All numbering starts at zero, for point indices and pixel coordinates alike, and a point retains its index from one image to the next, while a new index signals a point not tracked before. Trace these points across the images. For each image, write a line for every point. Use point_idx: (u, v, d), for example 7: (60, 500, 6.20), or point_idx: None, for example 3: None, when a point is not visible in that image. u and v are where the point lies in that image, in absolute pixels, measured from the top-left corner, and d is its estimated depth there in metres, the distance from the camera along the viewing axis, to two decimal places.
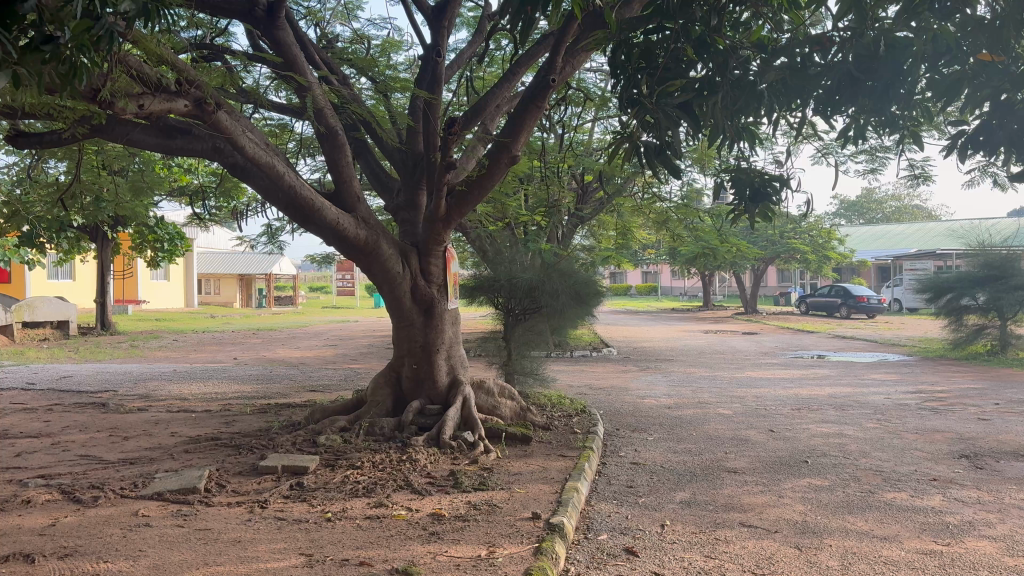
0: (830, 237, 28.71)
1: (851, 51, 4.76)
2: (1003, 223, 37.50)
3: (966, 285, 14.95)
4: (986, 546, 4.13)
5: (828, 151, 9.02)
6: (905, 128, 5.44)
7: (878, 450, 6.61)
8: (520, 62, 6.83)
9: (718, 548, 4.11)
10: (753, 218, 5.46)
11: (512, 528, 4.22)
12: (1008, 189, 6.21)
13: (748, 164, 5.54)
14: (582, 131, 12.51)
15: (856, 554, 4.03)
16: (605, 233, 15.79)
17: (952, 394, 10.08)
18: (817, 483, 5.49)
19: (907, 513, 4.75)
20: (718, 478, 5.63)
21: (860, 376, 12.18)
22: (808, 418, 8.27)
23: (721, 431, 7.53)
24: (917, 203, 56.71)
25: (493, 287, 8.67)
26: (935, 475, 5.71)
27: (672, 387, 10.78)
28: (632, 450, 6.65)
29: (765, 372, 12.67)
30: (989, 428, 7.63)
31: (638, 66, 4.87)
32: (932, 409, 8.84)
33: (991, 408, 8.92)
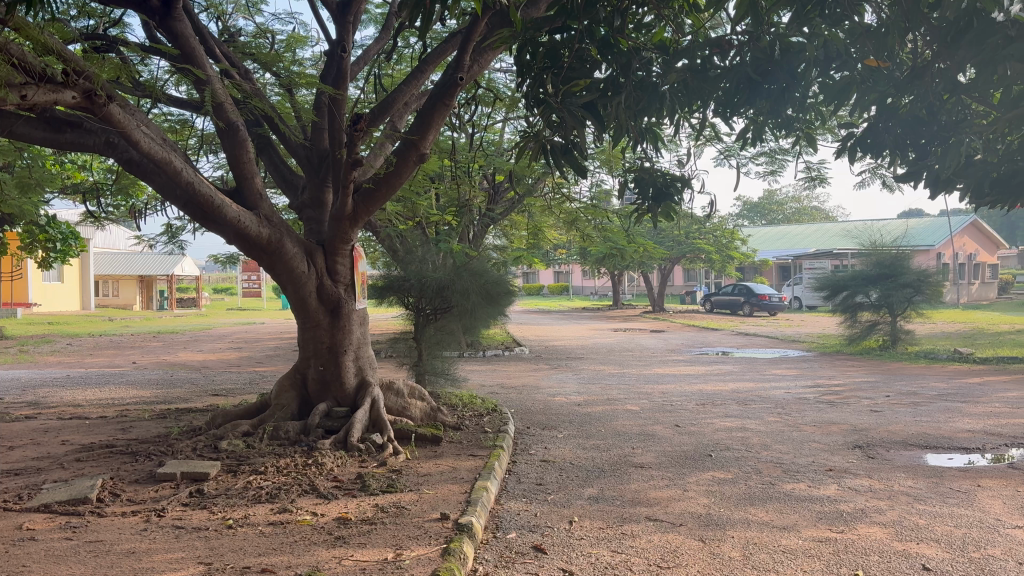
0: (734, 237, 29.55)
1: (748, 53, 4.94)
2: (894, 224, 39.36)
3: (859, 283, 15.58)
4: (877, 532, 4.31)
5: (730, 152, 9.31)
6: (800, 130, 5.68)
7: (778, 443, 6.83)
8: (428, 59, 6.71)
9: (625, 543, 4.16)
10: (656, 217, 5.62)
11: (420, 530, 4.19)
12: (896, 190, 6.59)
13: (651, 164, 5.68)
14: (492, 130, 12.50)
15: (757, 544, 4.14)
16: (517, 233, 15.86)
17: (847, 388, 10.49)
18: (721, 476, 5.63)
19: (805, 503, 4.91)
20: (625, 473, 5.71)
21: (761, 371, 12.57)
22: (712, 413, 8.49)
23: (629, 426, 7.67)
24: (815, 206, 59.24)
25: (403, 287, 8.57)
26: (830, 466, 5.93)
27: (582, 385, 10.88)
28: (542, 447, 6.70)
29: (671, 368, 12.98)
30: (879, 419, 7.98)
31: (543, 66, 4.88)
32: (828, 402, 9.20)
33: (882, 400, 9.33)
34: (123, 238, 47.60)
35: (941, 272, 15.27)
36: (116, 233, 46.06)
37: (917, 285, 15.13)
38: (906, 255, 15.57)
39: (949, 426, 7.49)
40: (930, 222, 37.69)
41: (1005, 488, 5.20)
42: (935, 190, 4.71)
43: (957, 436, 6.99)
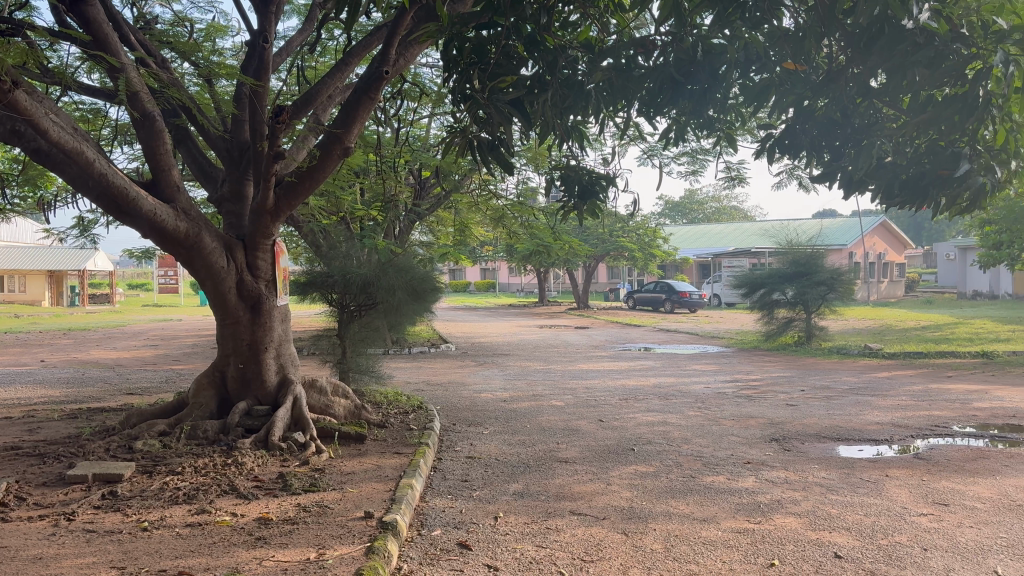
0: (656, 236, 30.10)
1: (671, 54, 5.04)
2: (810, 224, 40.67)
3: (777, 281, 15.98)
4: (792, 522, 4.45)
5: (653, 151, 9.45)
6: (721, 130, 5.81)
7: (698, 436, 6.99)
8: (352, 51, 6.63)
9: (549, 537, 4.20)
10: (582, 214, 5.69)
11: (344, 528, 4.13)
12: (812, 191, 6.99)
13: (577, 162, 5.76)
14: (418, 125, 12.41)
15: (678, 536, 4.22)
16: (443, 230, 15.80)
17: (764, 382, 10.80)
18: (643, 469, 5.72)
19: (724, 495, 5.03)
20: (550, 468, 5.75)
21: (683, 366, 12.84)
22: (635, 408, 8.63)
23: (554, 422, 7.73)
24: (734, 205, 60.87)
25: (326, 283, 8.42)
26: (748, 458, 6.09)
27: (507, 381, 10.92)
28: (467, 444, 6.69)
29: (595, 364, 13.14)
30: (795, 412, 8.24)
31: (470, 62, 4.76)
32: (746, 397, 9.45)
33: (797, 394, 9.64)
34: (31, 231, 45.61)
35: (853, 270, 15.84)
36: (23, 226, 44.14)
37: (830, 283, 15.66)
38: (821, 254, 16.12)
39: (859, 419, 7.77)
40: (842, 223, 39.05)
41: (912, 477, 5.43)
42: (848, 191, 4.88)
43: (867, 429, 7.26)
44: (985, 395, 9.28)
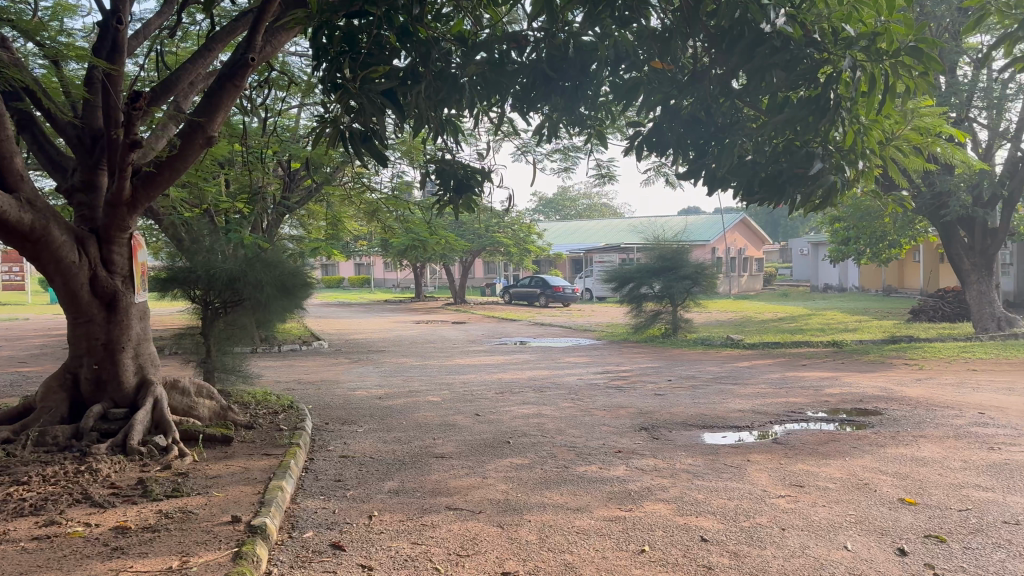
0: (530, 231, 30.51)
1: (544, 50, 5.12)
2: (676, 222, 42.21)
3: (644, 275, 16.53)
4: (661, 508, 4.59)
5: (527, 146, 9.53)
6: (592, 127, 5.97)
7: (572, 427, 7.11)
8: (216, 37, 6.34)
9: (425, 534, 4.16)
10: (457, 208, 5.70)
11: (209, 534, 3.96)
12: (676, 186, 7.45)
13: (452, 156, 5.77)
14: (287, 116, 12.07)
15: (552, 526, 4.28)
16: (314, 224, 15.44)
17: (634, 373, 11.12)
18: (518, 462, 5.77)
19: (596, 484, 5.13)
20: (425, 465, 5.71)
21: (556, 359, 13.04)
22: (510, 401, 8.69)
23: (429, 417, 7.68)
24: (605, 202, 62.44)
25: (188, 279, 8.04)
26: (619, 448, 6.24)
27: (381, 378, 10.78)
28: (341, 443, 6.56)
29: (470, 359, 13.16)
30: (663, 402, 8.52)
31: (340, 50, 4.70)
32: (617, 388, 9.69)
33: (665, 384, 9.98)
34: None
35: (716, 265, 16.53)
36: None
37: (694, 277, 16.29)
38: (686, 249, 16.75)
39: (722, 407, 8.11)
40: (706, 219, 40.70)
41: (771, 461, 5.71)
42: (712, 187, 5.16)
43: (730, 416, 7.59)
44: (835, 381, 9.88)
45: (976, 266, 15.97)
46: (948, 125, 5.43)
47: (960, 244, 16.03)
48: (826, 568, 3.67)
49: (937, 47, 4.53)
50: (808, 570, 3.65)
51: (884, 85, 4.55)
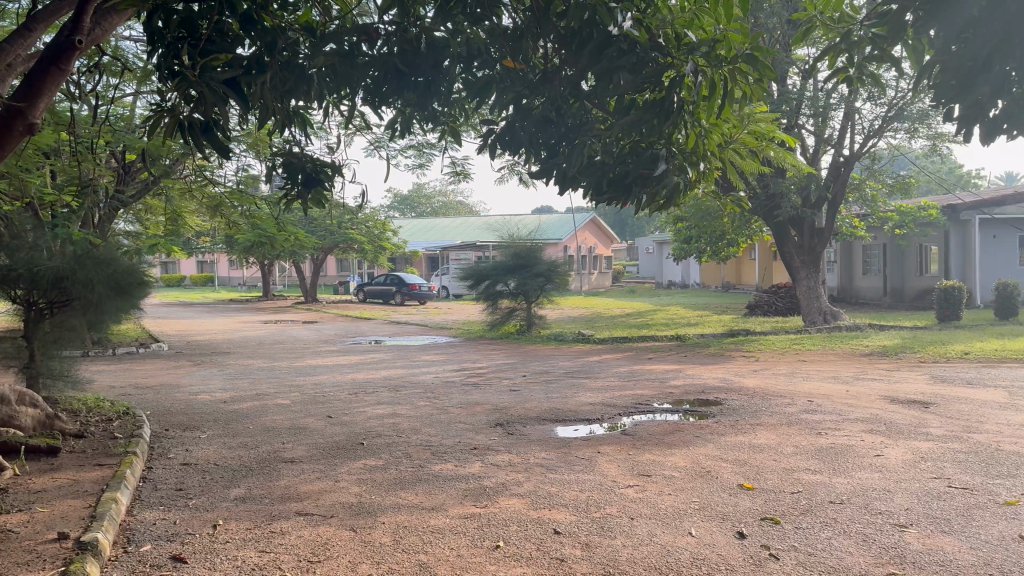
0: (384, 228, 30.17)
1: (395, 44, 5.06)
2: (530, 220, 42.93)
3: (499, 272, 16.69)
4: (515, 503, 4.63)
5: (380, 141, 9.37)
6: (445, 124, 5.99)
7: (427, 426, 7.06)
8: (39, 16, 5.87)
9: (273, 541, 4.01)
10: (305, 203, 5.60)
11: (33, 554, 3.66)
12: (529, 184, 7.75)
13: (300, 149, 5.66)
14: (121, 104, 11.36)
15: (406, 527, 4.22)
16: (153, 219, 14.62)
17: (488, 370, 11.19)
18: (372, 463, 5.66)
19: (451, 482, 5.11)
20: (274, 470, 5.51)
21: (411, 358, 12.95)
22: (364, 401, 8.55)
23: (278, 421, 7.43)
24: (460, 200, 62.73)
25: (8, 278, 7.41)
26: (474, 444, 6.25)
27: (227, 381, 10.34)
28: (182, 450, 6.23)
29: (322, 359, 12.85)
30: (518, 397, 8.62)
31: (177, 35, 4.46)
32: (473, 384, 9.72)
33: (519, 380, 10.10)
34: None
35: (568, 262, 16.92)
36: None
37: (548, 274, 16.61)
38: (539, 247, 17.04)
39: (574, 401, 8.28)
40: (558, 218, 41.60)
41: (621, 452, 5.87)
42: (563, 186, 5.29)
43: (581, 410, 7.76)
44: (680, 373, 10.31)
45: (805, 264, 17.09)
46: (780, 131, 5.74)
47: (791, 243, 17.11)
48: (672, 554, 3.81)
49: (771, 55, 4.77)
50: (655, 557, 3.78)
51: (724, 91, 4.76)
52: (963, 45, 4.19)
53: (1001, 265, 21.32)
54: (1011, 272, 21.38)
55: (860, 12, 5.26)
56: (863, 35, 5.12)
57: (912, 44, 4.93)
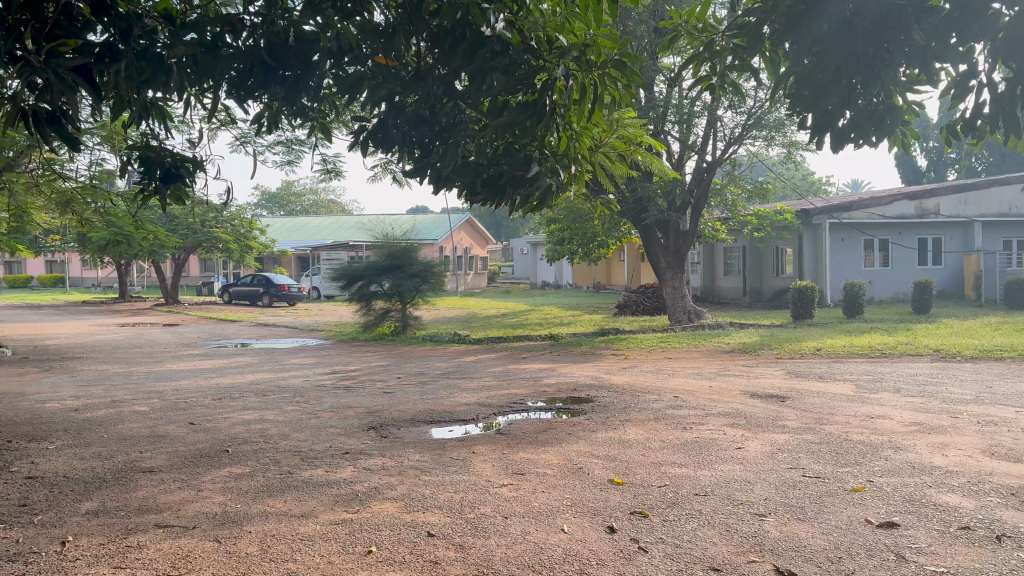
0: (251, 227, 29.25)
1: (262, 37, 4.90)
2: (403, 219, 42.64)
3: (373, 272, 16.46)
4: (388, 507, 4.56)
5: (246, 136, 9.03)
6: (315, 120, 5.88)
7: (296, 431, 6.87)
8: None
9: (129, 556, 3.79)
10: (165, 198, 5.40)
11: None
12: (404, 183, 7.72)
13: (158, 143, 5.50)
14: None
15: (274, 536, 4.08)
16: None
17: (361, 372, 11.02)
18: (237, 471, 5.45)
19: (321, 488, 4.99)
20: (131, 481, 5.22)
21: (281, 361, 12.58)
22: (230, 407, 8.23)
23: (136, 429, 7.05)
24: (332, 198, 61.61)
25: None
26: (346, 449, 6.13)
27: (80, 388, 9.73)
28: (27, 462, 5.81)
29: (185, 364, 12.30)
30: (391, 399, 8.51)
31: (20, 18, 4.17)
32: (345, 387, 9.54)
33: (393, 382, 9.99)
34: None
35: (443, 262, 16.88)
36: None
37: (423, 275, 16.52)
38: (414, 247, 16.92)
39: (449, 402, 8.26)
40: (432, 218, 41.46)
41: (495, 452, 5.90)
42: (437, 186, 5.27)
43: (456, 410, 7.74)
44: (553, 372, 10.46)
45: (671, 265, 17.69)
46: (648, 136, 5.89)
47: (658, 245, 17.70)
48: (545, 551, 3.85)
49: (639, 62, 4.90)
50: (529, 555, 3.80)
51: (593, 95, 4.85)
52: (814, 59, 4.46)
53: (848, 267, 22.76)
54: (857, 274, 22.86)
55: (722, 24, 5.48)
56: (725, 45, 5.33)
57: (769, 56, 5.19)
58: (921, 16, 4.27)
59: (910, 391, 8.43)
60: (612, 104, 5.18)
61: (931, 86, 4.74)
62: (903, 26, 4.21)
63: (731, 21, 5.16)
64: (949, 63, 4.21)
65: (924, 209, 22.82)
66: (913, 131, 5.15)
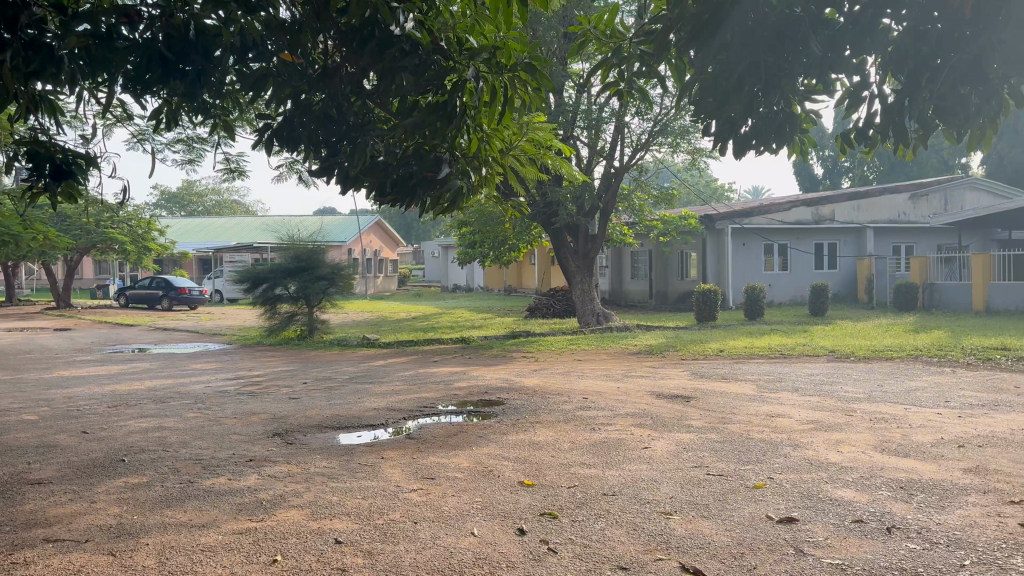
0: (149, 228, 28.24)
1: (161, 30, 4.73)
2: (311, 221, 41.92)
3: (278, 275, 16.08)
4: (294, 515, 4.45)
5: (144, 134, 8.68)
6: (218, 117, 5.72)
7: (197, 439, 6.64)
8: None
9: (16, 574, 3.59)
10: (55, 196, 5.17)
11: None
12: (310, 184, 7.60)
13: (48, 139, 5.26)
14: None
15: (173, 547, 3.94)
16: None
17: (266, 378, 10.75)
18: (133, 481, 5.23)
19: (224, 497, 4.83)
20: (17, 494, 4.94)
21: (181, 367, 12.16)
22: (126, 415, 7.89)
23: (23, 439, 6.68)
24: (236, 199, 60.07)
25: None
26: (250, 456, 5.96)
27: None
28: None
29: (77, 370, 11.74)
30: (297, 405, 8.33)
31: None
32: (249, 393, 9.29)
33: (300, 387, 9.78)
34: None
35: (351, 265, 16.63)
36: None
37: (330, 277, 16.24)
38: (321, 249, 16.63)
39: (357, 407, 8.13)
40: (340, 220, 40.82)
41: (404, 457, 5.84)
42: (345, 186, 5.19)
43: (364, 415, 7.63)
44: (463, 375, 10.44)
45: (580, 268, 17.90)
46: (557, 141, 5.95)
47: (568, 248, 17.92)
48: (455, 556, 3.82)
49: (549, 66, 4.95)
50: (439, 560, 3.77)
51: (503, 97, 4.89)
52: (717, 67, 4.59)
53: (749, 270, 23.52)
54: (757, 277, 23.64)
55: (629, 31, 5.57)
56: (632, 52, 5.44)
57: (674, 64, 5.32)
58: (818, 27, 4.46)
59: (807, 391, 8.76)
60: (522, 107, 5.21)
61: (826, 96, 4.95)
62: (800, 38, 4.39)
63: (637, 28, 5.27)
64: (841, 73, 4.43)
65: (820, 215, 23.81)
66: (810, 138, 5.37)
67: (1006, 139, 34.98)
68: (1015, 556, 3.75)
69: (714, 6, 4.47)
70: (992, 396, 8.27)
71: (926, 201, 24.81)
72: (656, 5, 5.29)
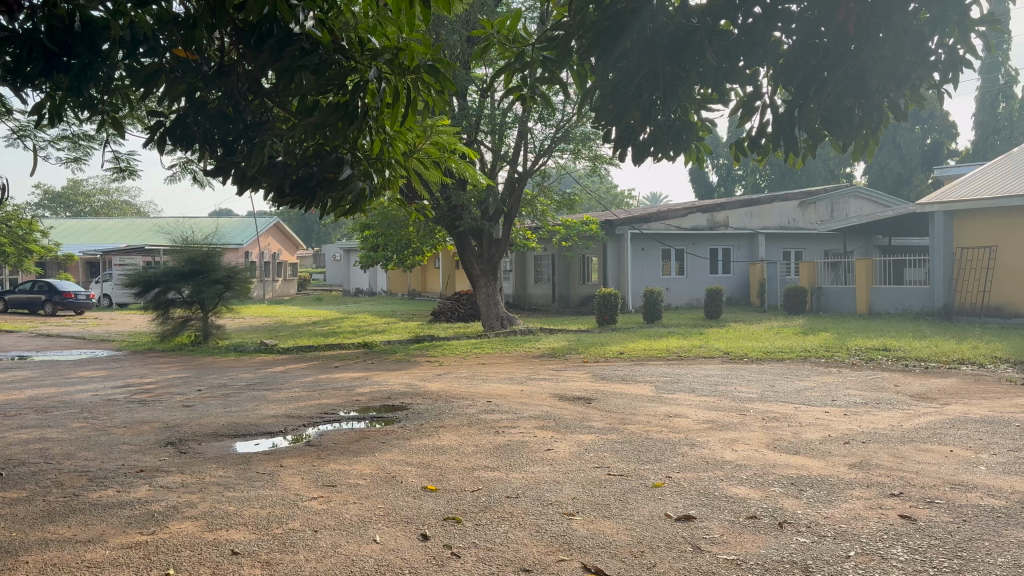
0: (31, 229, 26.75)
1: (43, 22, 4.49)
2: (205, 221, 40.72)
3: (171, 279, 15.52)
4: (187, 526, 4.29)
5: (24, 130, 8.20)
6: (106, 113, 5.49)
7: (83, 450, 6.32)
8: None
9: None
10: None
11: None
12: (204, 184, 7.42)
13: None
14: None
15: (56, 565, 3.74)
16: None
17: (158, 385, 10.32)
18: (12, 496, 4.94)
19: (111, 510, 4.61)
20: None
21: (66, 375, 11.55)
22: (4, 426, 7.44)
23: None
24: (126, 200, 57.77)
25: None
26: (141, 467, 5.71)
27: None
28: None
29: None
30: (192, 413, 8.04)
31: None
32: (139, 401, 8.91)
33: (194, 394, 9.45)
34: None
35: (248, 269, 16.17)
36: None
37: (225, 281, 15.79)
38: (217, 252, 16.12)
39: (254, 414, 7.89)
40: (237, 222, 39.74)
41: (303, 465, 5.70)
42: (241, 187, 5.03)
43: (262, 422, 7.44)
44: (365, 381, 10.28)
45: (484, 272, 17.94)
46: (461, 144, 5.85)
47: (472, 252, 17.91)
48: (356, 563, 3.77)
49: (452, 69, 4.90)
50: (341, 568, 3.71)
51: (406, 100, 4.84)
52: (618, 74, 4.66)
53: (648, 274, 24.07)
54: (656, 281, 24.22)
55: (532, 37, 5.58)
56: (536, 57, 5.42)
57: (577, 70, 5.39)
58: (714, 37, 4.58)
59: (703, 391, 9.01)
60: (425, 109, 5.15)
61: (721, 105, 5.11)
62: (697, 48, 4.52)
63: (539, 34, 5.28)
64: (738, 83, 4.55)
65: (715, 222, 24.51)
66: (706, 146, 5.51)
67: (886, 151, 37.00)
68: (895, 546, 3.95)
69: (615, 14, 4.57)
70: (874, 395, 8.68)
71: (815, 209, 25.94)
72: (558, 12, 5.34)
